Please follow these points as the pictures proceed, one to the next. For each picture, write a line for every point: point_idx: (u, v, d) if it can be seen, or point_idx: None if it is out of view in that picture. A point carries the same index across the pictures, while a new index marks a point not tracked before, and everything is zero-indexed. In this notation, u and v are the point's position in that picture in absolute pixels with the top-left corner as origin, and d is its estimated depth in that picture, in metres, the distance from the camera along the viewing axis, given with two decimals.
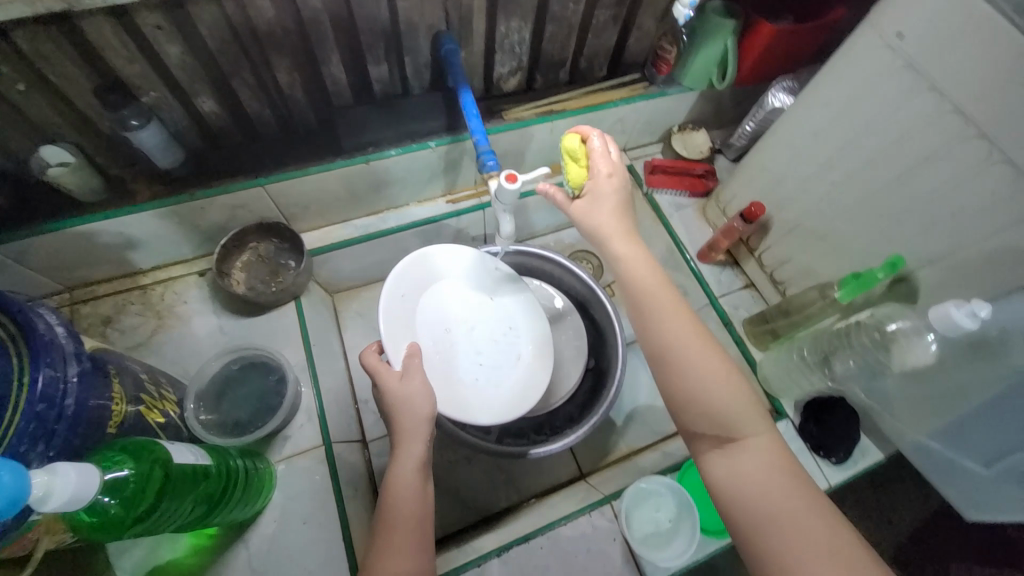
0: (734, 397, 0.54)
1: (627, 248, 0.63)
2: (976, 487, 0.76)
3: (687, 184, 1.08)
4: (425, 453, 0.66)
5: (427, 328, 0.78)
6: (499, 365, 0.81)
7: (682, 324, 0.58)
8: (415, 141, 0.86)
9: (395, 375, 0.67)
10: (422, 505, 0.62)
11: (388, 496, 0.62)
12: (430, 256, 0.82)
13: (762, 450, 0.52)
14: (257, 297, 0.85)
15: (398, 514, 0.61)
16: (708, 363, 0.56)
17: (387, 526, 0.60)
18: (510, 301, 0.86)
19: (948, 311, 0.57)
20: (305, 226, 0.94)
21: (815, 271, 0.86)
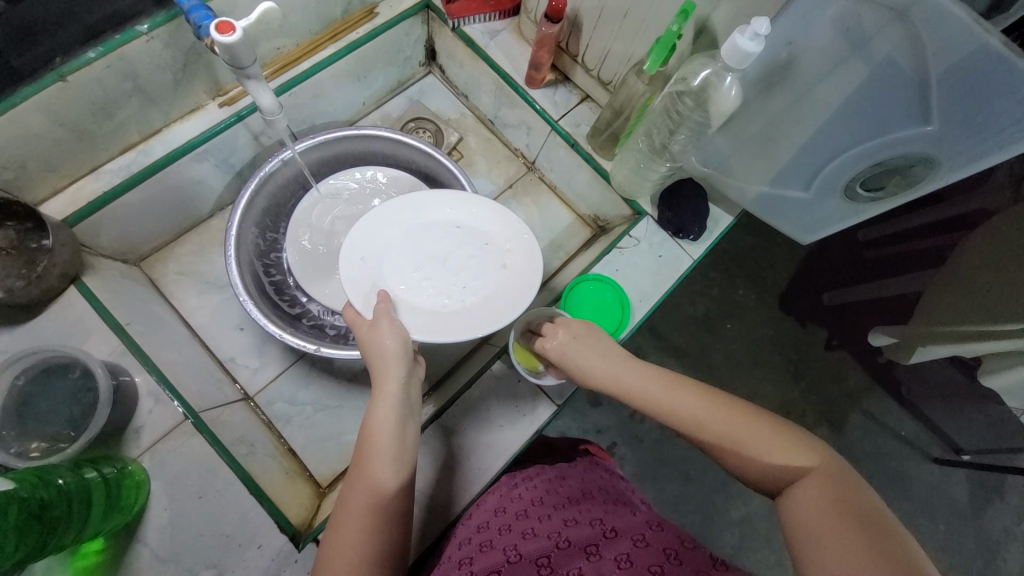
0: (759, 433, 0.50)
1: (577, 342, 0.63)
2: (801, 212, 0.83)
3: (492, 3, 0.94)
4: (407, 395, 0.63)
5: (399, 275, 0.76)
6: (483, 280, 0.77)
7: (672, 386, 0.55)
8: (118, 32, 0.65)
9: (364, 325, 0.69)
10: (398, 439, 0.60)
11: (366, 433, 0.60)
12: (372, 219, 0.79)
13: (824, 484, 0.45)
14: (13, 296, 0.66)
15: (372, 448, 0.59)
16: (717, 413, 0.52)
17: (361, 455, 0.59)
18: (477, 217, 0.81)
19: (736, 42, 0.56)
20: (42, 191, 0.73)
21: (631, 56, 0.81)
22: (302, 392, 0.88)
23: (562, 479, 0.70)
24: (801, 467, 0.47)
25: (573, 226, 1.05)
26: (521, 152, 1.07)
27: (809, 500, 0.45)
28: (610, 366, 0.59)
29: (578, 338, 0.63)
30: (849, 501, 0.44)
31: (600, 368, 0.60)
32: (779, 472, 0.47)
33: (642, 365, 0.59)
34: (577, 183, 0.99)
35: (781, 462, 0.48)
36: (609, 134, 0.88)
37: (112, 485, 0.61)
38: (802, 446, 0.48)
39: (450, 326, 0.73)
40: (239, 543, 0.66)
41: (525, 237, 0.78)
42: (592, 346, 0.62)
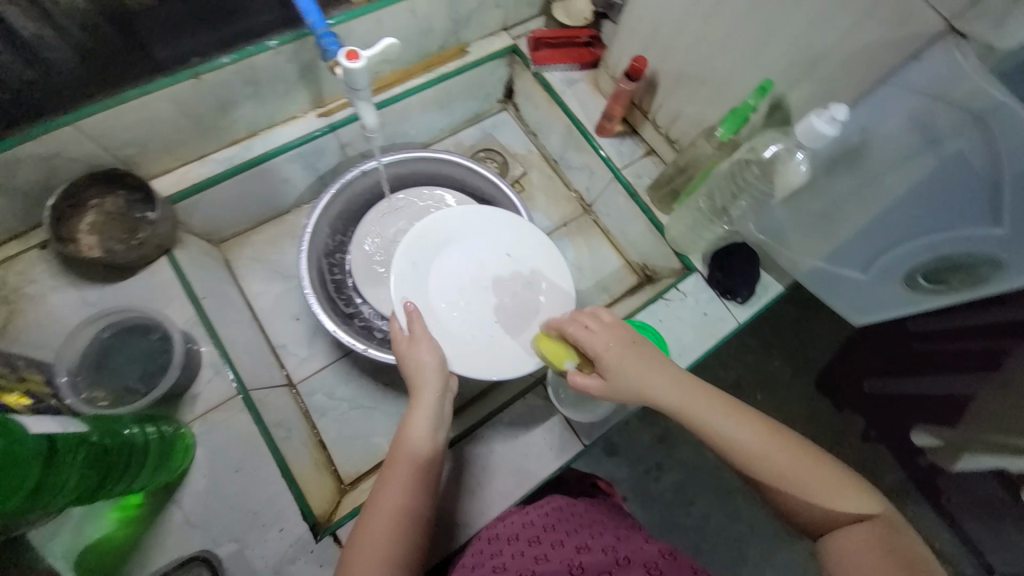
0: (822, 474, 0.52)
1: (632, 360, 0.58)
2: (855, 290, 0.83)
3: (575, 55, 1.01)
4: (440, 409, 0.67)
5: (443, 294, 0.80)
6: (517, 316, 0.81)
7: (738, 417, 0.54)
8: (249, 43, 0.74)
9: (404, 339, 0.72)
10: (427, 450, 0.63)
11: (398, 441, 0.64)
12: (433, 227, 0.84)
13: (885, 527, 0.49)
14: (115, 257, 0.73)
15: (402, 455, 0.62)
16: (785, 451, 0.53)
17: (391, 462, 0.62)
18: (522, 249, 0.85)
19: (811, 123, 0.58)
20: (155, 169, 0.82)
21: (703, 120, 0.85)
22: (340, 388, 0.92)
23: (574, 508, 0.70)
24: (856, 509, 0.50)
25: (620, 272, 1.07)
26: (580, 194, 1.11)
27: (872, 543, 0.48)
28: (667, 384, 0.56)
29: (630, 353, 0.58)
30: (899, 543, 0.48)
31: (660, 391, 0.56)
32: (842, 515, 0.50)
33: (700, 389, 0.57)
34: (630, 231, 1.02)
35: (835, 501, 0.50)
36: (669, 189, 0.92)
37: (163, 445, 0.65)
38: (850, 485, 0.52)
39: (481, 357, 0.77)
40: (263, 522, 0.68)
41: (563, 287, 0.83)
42: (647, 363, 0.58)
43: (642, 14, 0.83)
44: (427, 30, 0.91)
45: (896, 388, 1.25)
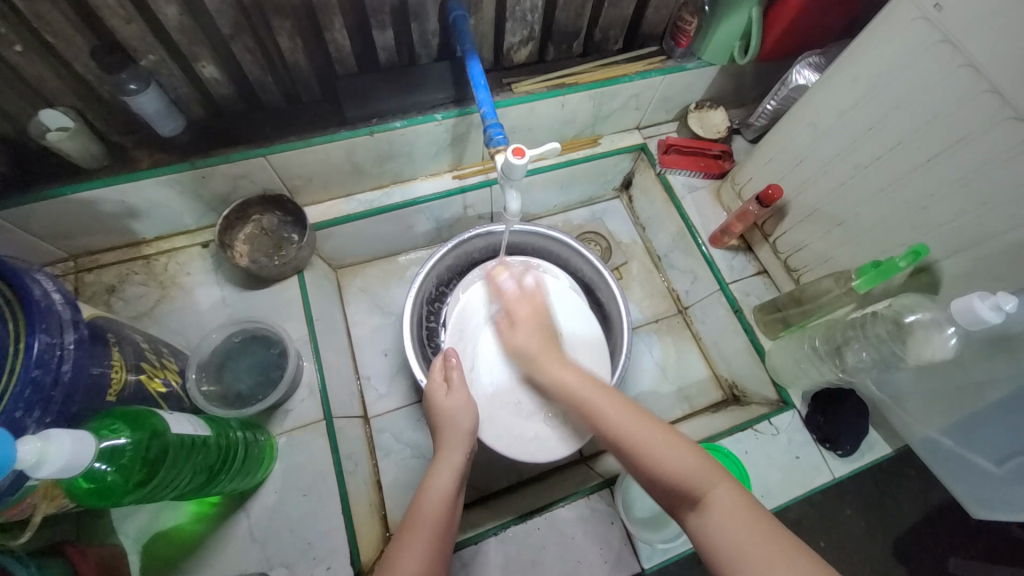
0: (663, 439, 0.56)
1: (533, 338, 0.74)
2: (983, 485, 0.73)
3: (701, 165, 1.03)
4: (464, 466, 0.66)
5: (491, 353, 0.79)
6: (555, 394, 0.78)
7: (605, 396, 0.64)
8: (420, 113, 0.83)
9: (442, 388, 0.72)
10: (450, 514, 0.60)
11: (419, 500, 0.60)
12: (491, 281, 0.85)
13: (718, 491, 0.51)
14: (260, 270, 0.83)
15: (425, 516, 0.59)
16: (634, 420, 0.59)
17: (411, 523, 0.58)
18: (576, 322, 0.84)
19: (972, 304, 0.56)
20: (308, 198, 0.92)
21: (831, 258, 0.83)
22: (408, 432, 0.94)
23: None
24: (688, 470, 0.53)
25: (705, 383, 1.03)
26: (677, 294, 1.10)
27: (705, 504, 0.50)
28: (561, 370, 0.69)
29: (531, 329, 0.75)
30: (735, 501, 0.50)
31: (547, 368, 0.71)
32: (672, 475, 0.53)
33: (581, 372, 0.69)
34: (725, 346, 0.99)
35: (671, 464, 0.54)
36: (779, 317, 0.89)
37: (258, 454, 0.70)
38: (690, 448, 0.55)
39: (517, 432, 0.75)
40: (314, 556, 0.69)
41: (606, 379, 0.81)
42: (543, 339, 0.74)
43: (785, 146, 0.84)
44: (570, 121, 0.98)
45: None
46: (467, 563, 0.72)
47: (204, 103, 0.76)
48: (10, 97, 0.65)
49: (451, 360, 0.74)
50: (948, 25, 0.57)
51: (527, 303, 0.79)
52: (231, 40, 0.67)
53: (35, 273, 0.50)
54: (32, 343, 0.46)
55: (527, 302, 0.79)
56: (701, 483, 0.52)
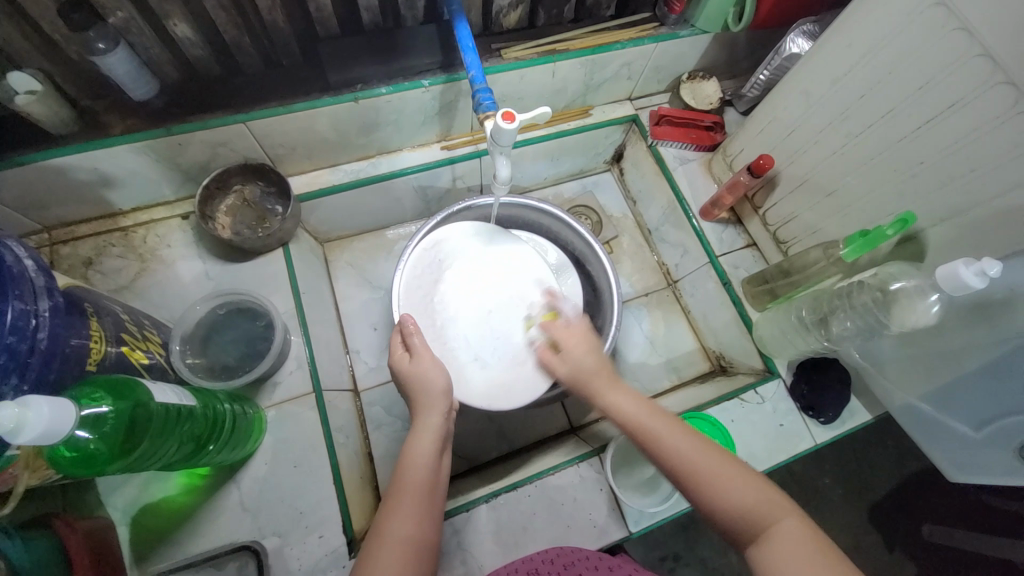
0: (729, 476, 0.53)
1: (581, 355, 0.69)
2: (958, 448, 0.76)
3: (693, 136, 1.02)
4: (444, 426, 0.65)
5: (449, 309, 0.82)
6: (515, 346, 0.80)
7: (665, 422, 0.58)
8: (406, 79, 0.80)
9: (405, 357, 0.70)
10: (433, 475, 0.60)
11: (401, 468, 0.60)
12: (442, 241, 0.87)
13: (788, 523, 0.49)
14: (244, 242, 0.81)
15: (410, 482, 0.58)
16: (697, 449, 0.55)
17: (395, 492, 0.58)
18: (531, 276, 0.86)
19: (957, 270, 0.57)
20: (292, 169, 0.90)
21: (819, 229, 0.84)
22: (399, 405, 0.94)
23: (580, 552, 0.67)
24: (757, 506, 0.51)
25: (693, 355, 1.05)
26: (667, 268, 1.11)
27: (774, 541, 0.48)
28: (628, 401, 0.62)
29: (586, 346, 0.70)
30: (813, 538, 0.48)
31: (601, 393, 0.64)
32: (745, 511, 0.51)
33: (637, 398, 0.62)
34: (713, 318, 1.00)
35: (740, 498, 0.51)
36: (767, 288, 0.90)
37: (247, 426, 0.69)
38: (762, 478, 0.53)
39: (483, 384, 0.78)
40: (306, 525, 0.69)
41: None
42: (598, 360, 0.67)
43: (778, 116, 0.83)
44: (561, 90, 0.96)
45: (961, 545, 1.11)
46: (459, 529, 0.73)
47: (178, 66, 0.73)
48: None
49: (409, 328, 0.71)
50: None
51: (589, 342, 0.70)
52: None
53: (4, 238, 0.48)
54: (4, 309, 0.44)
55: (591, 343, 0.70)
56: (769, 516, 0.50)
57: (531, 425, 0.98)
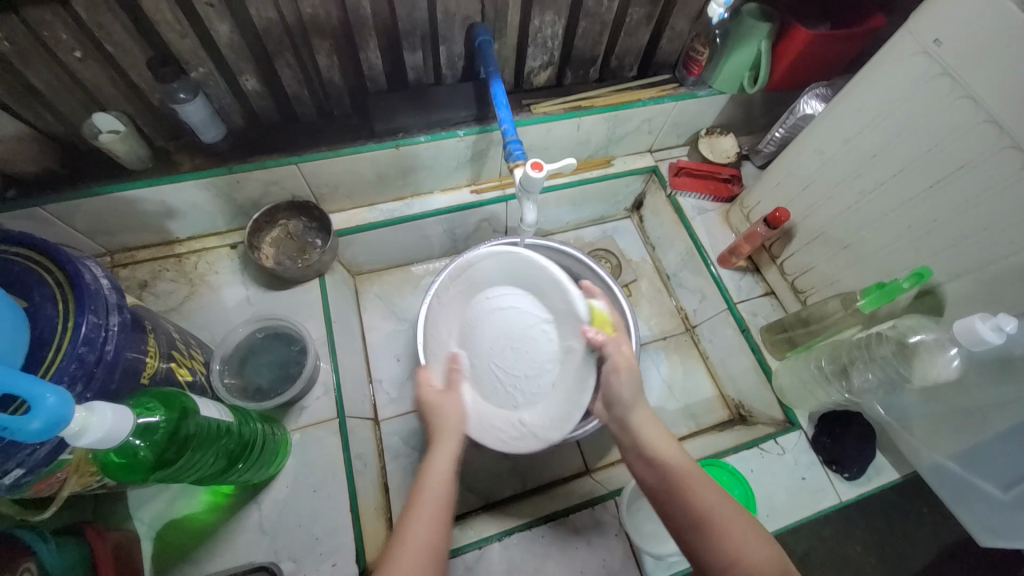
0: (752, 531, 0.55)
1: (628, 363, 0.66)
2: (988, 509, 0.73)
3: (711, 188, 1.06)
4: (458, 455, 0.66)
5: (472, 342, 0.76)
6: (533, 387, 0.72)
7: (695, 473, 0.60)
8: (443, 129, 0.88)
9: (434, 388, 0.73)
10: (448, 489, 0.60)
11: (418, 484, 0.61)
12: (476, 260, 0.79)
13: None
14: (285, 271, 0.87)
15: (425, 495, 0.59)
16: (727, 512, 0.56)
17: (412, 503, 0.58)
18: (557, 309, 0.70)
19: (973, 324, 0.57)
20: (333, 207, 0.97)
21: (837, 280, 0.86)
22: (417, 437, 0.96)
23: None
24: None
25: (711, 402, 1.04)
26: (685, 313, 1.12)
27: None
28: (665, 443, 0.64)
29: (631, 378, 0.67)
30: None
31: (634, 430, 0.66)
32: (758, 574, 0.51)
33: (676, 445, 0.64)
34: (732, 365, 1.00)
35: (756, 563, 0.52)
36: (786, 337, 0.91)
37: (274, 447, 0.72)
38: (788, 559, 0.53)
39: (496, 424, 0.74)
40: (320, 551, 0.70)
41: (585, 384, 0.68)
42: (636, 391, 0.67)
43: (792, 171, 0.87)
44: (585, 142, 1.02)
45: None
46: (470, 567, 0.73)
47: (243, 113, 0.82)
48: (69, 101, 0.70)
49: (428, 376, 0.75)
50: (947, 59, 0.60)
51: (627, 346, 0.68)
52: (275, 56, 0.73)
53: (86, 259, 0.54)
54: (81, 322, 0.49)
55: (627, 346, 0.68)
56: None
57: (546, 464, 0.97)
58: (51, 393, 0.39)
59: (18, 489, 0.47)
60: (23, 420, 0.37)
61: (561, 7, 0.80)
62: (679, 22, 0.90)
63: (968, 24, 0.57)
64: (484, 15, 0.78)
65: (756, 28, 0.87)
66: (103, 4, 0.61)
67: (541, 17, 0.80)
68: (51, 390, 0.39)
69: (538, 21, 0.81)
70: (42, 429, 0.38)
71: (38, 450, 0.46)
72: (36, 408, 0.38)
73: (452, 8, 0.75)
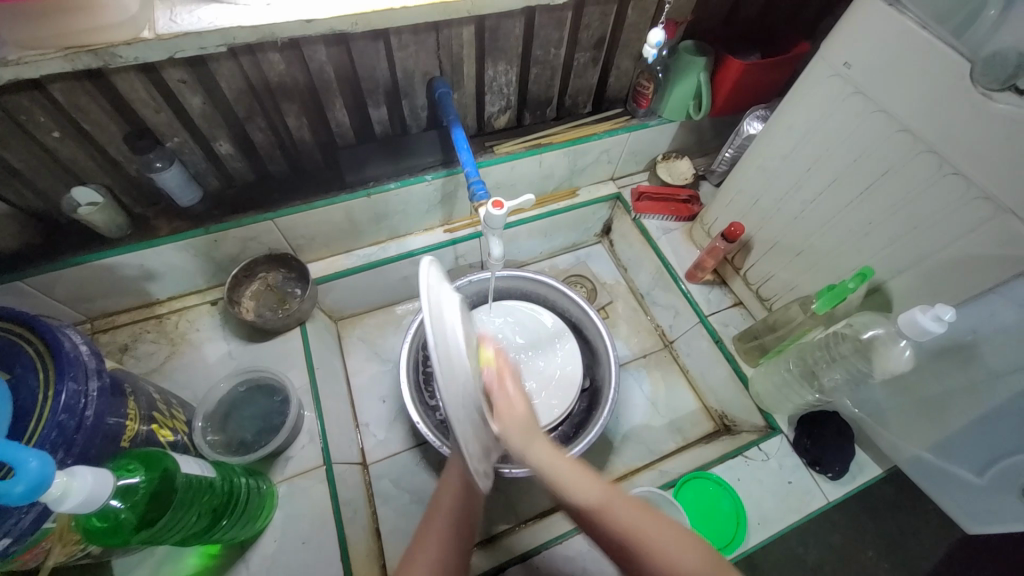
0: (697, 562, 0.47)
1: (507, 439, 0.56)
2: (970, 497, 0.76)
3: (673, 209, 1.12)
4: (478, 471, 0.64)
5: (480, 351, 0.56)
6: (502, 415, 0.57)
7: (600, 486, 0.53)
8: (412, 175, 0.93)
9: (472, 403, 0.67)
10: (465, 510, 0.61)
11: (436, 498, 0.63)
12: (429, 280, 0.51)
13: None
14: (265, 323, 0.89)
15: (440, 509, 0.61)
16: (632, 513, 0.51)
17: (426, 521, 0.61)
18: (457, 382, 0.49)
19: (915, 316, 0.62)
20: (311, 256, 1.00)
21: (797, 286, 0.90)
22: (407, 477, 0.96)
23: None
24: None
25: (696, 415, 1.06)
26: (662, 329, 1.15)
27: None
28: (560, 461, 0.54)
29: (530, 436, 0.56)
30: None
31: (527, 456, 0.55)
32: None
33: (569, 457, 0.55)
34: (711, 376, 1.03)
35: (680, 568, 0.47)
36: (757, 344, 0.94)
37: (260, 501, 0.72)
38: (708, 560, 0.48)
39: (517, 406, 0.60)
40: None
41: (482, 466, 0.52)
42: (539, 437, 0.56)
43: (742, 188, 0.93)
44: (549, 176, 1.08)
45: None
46: None
47: (219, 176, 0.86)
48: (47, 177, 0.73)
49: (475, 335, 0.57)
50: (857, 78, 0.67)
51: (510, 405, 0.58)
52: (246, 122, 0.78)
53: (65, 327, 0.55)
54: (61, 390, 0.51)
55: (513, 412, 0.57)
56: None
57: (539, 493, 0.97)
58: (33, 457, 0.40)
59: (3, 562, 0.47)
60: (7, 486, 0.38)
61: (512, 57, 0.87)
62: (623, 62, 0.97)
63: (870, 46, 0.64)
64: (441, 70, 0.84)
65: (693, 62, 0.94)
66: (81, 88, 0.65)
67: (495, 67, 0.87)
68: (34, 454, 0.40)
69: (492, 71, 0.88)
70: (26, 493, 0.39)
71: (23, 519, 0.46)
72: (19, 473, 0.39)
73: (411, 66, 0.81)
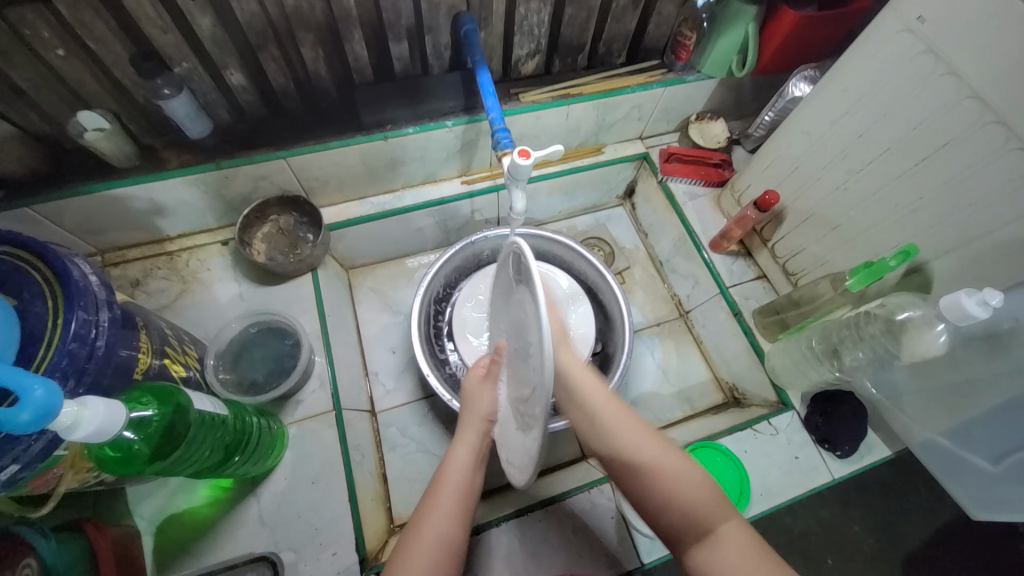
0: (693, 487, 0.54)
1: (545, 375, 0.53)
2: (980, 484, 0.75)
3: (702, 173, 1.06)
4: (481, 444, 0.66)
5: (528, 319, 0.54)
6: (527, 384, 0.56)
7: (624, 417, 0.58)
8: (432, 120, 0.88)
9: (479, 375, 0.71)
10: (469, 486, 0.62)
11: (439, 475, 0.63)
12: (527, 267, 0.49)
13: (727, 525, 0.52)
14: (277, 267, 0.87)
15: (445, 485, 0.62)
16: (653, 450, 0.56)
17: (431, 494, 0.61)
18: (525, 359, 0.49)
19: (960, 300, 0.58)
20: (324, 200, 0.97)
21: (828, 261, 0.86)
22: (414, 427, 0.97)
23: None
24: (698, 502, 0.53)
25: (706, 386, 1.05)
26: (678, 298, 1.13)
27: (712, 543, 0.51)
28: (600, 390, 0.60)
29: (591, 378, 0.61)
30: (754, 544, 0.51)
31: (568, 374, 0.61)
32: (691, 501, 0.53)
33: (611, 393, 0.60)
34: (726, 349, 1.01)
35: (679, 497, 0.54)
36: (779, 319, 0.91)
37: (271, 440, 0.73)
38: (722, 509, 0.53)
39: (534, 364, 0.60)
40: (320, 541, 0.71)
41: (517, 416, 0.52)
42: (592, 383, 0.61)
43: (781, 154, 0.87)
44: (575, 129, 1.02)
45: None
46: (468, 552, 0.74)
47: (230, 108, 0.81)
48: (52, 99, 0.69)
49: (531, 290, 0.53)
50: (929, 35, 0.60)
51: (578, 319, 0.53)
52: (259, 50, 0.72)
53: (73, 256, 0.54)
54: (70, 319, 0.49)
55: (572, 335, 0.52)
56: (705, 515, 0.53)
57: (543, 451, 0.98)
58: (40, 384, 0.39)
59: (14, 486, 0.48)
60: (13, 412, 0.38)
61: None
62: (666, 7, 0.89)
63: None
64: (469, 4, 0.77)
65: (743, 10, 0.86)
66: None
67: (527, 4, 0.80)
68: (41, 381, 0.39)
69: (524, 9, 0.81)
70: (33, 420, 0.39)
71: (33, 445, 0.46)
72: (24, 399, 0.38)
73: None
